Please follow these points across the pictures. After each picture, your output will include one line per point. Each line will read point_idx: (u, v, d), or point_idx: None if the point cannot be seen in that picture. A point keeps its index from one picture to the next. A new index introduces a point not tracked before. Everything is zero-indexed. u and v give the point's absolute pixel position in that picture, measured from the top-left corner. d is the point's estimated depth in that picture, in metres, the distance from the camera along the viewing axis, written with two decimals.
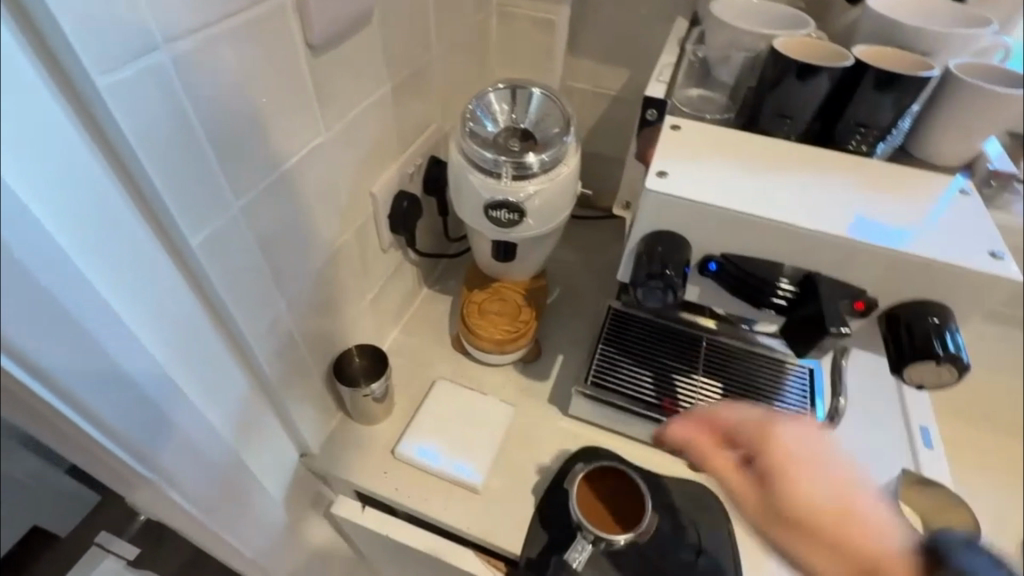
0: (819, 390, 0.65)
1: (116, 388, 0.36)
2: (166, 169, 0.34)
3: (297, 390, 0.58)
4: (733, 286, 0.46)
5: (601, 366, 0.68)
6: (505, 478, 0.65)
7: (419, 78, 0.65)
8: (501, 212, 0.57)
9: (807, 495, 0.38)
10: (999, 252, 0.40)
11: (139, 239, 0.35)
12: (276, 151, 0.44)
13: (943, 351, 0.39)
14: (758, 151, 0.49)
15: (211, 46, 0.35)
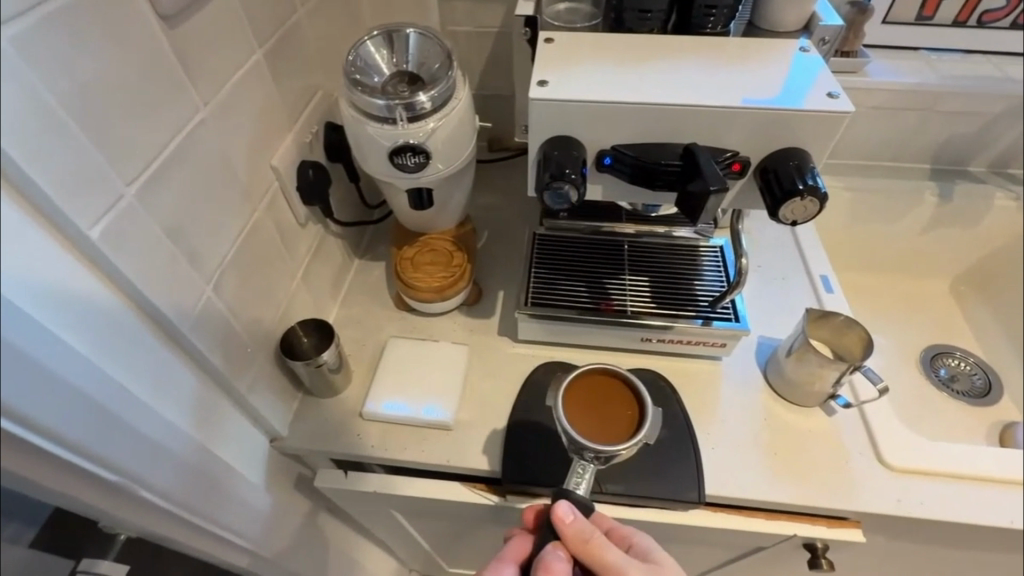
0: (731, 263, 0.72)
1: (53, 393, 0.35)
2: (40, 159, 0.33)
3: (248, 375, 0.59)
4: (628, 175, 0.50)
5: (538, 288, 0.72)
6: (471, 409, 0.69)
7: (292, 42, 0.63)
8: (407, 157, 0.58)
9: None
10: (835, 93, 0.47)
11: (31, 237, 0.34)
12: (156, 131, 0.43)
13: (806, 186, 0.45)
14: (627, 48, 0.53)
15: (53, 25, 0.34)
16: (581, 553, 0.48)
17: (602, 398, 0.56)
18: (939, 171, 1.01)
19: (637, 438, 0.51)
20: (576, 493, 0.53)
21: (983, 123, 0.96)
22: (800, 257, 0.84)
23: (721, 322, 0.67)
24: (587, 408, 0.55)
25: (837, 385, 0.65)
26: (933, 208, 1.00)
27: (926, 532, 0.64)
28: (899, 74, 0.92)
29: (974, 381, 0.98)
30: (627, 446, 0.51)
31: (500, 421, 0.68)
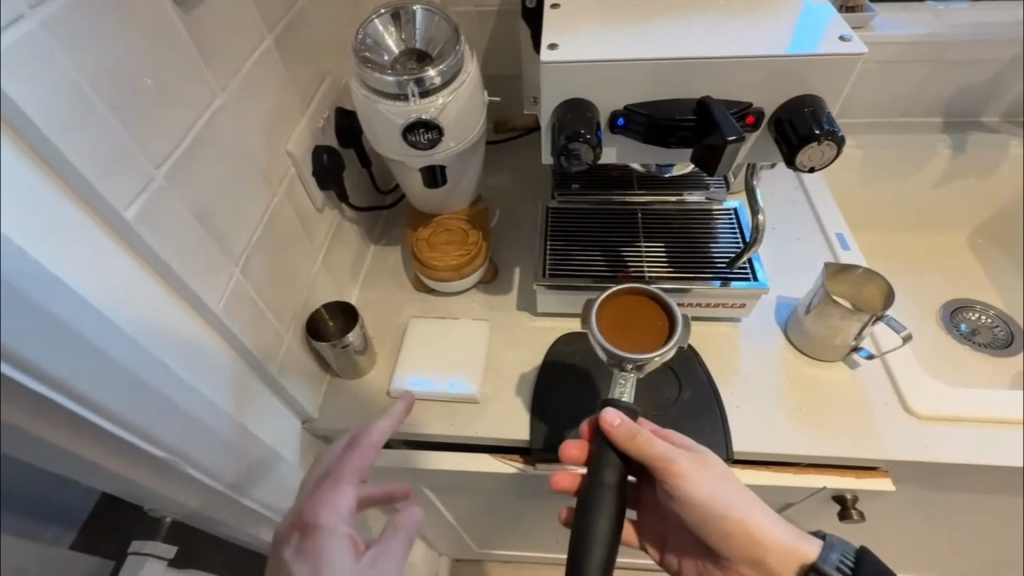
0: (746, 225, 0.72)
1: (101, 369, 0.36)
2: (75, 141, 0.34)
3: (278, 356, 0.60)
4: (642, 134, 0.50)
5: (554, 259, 0.72)
6: (495, 381, 0.70)
7: (299, 28, 0.64)
8: (419, 133, 0.59)
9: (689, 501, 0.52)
10: (847, 36, 0.46)
11: (72, 219, 0.35)
12: (177, 115, 0.44)
13: (822, 131, 0.45)
14: (635, 8, 0.53)
15: (78, 9, 0.35)
16: (631, 448, 0.50)
17: (636, 308, 0.57)
18: (951, 123, 1.00)
19: (670, 343, 0.53)
20: (622, 400, 0.54)
21: (994, 70, 0.94)
22: (814, 217, 0.84)
23: (739, 283, 0.68)
24: (620, 319, 0.56)
25: (859, 337, 0.65)
26: (946, 161, 0.99)
27: (955, 478, 0.65)
28: (905, 27, 0.91)
29: (995, 333, 0.97)
30: (663, 350, 0.52)
31: (525, 392, 0.69)
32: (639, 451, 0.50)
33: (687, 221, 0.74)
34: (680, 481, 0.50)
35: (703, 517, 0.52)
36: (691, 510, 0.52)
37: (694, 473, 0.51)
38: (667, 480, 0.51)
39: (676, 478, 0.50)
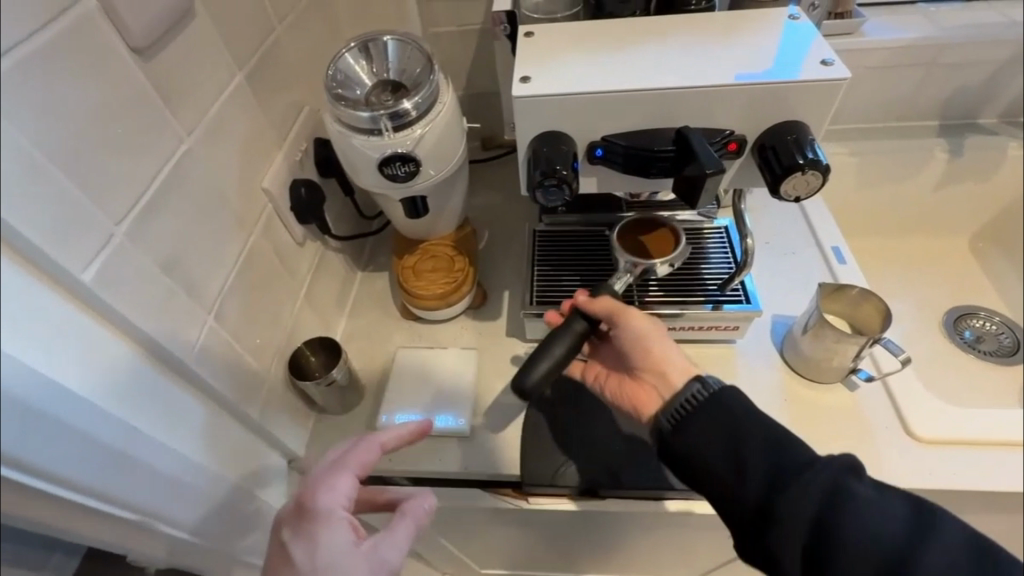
0: (738, 244, 0.71)
1: (60, 440, 0.35)
2: (22, 208, 0.33)
3: (259, 399, 0.59)
4: (621, 166, 0.48)
5: (542, 286, 0.71)
6: (485, 413, 0.69)
7: (272, 61, 0.63)
8: (396, 167, 0.57)
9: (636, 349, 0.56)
10: (829, 60, 0.45)
11: (23, 288, 0.34)
12: (139, 167, 0.43)
13: (806, 160, 0.43)
14: (610, 34, 0.51)
15: (25, 73, 0.34)
16: (597, 303, 0.57)
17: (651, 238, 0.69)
18: (947, 126, 0.98)
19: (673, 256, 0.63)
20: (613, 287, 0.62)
21: (991, 72, 0.92)
22: (809, 230, 0.82)
23: (731, 305, 0.66)
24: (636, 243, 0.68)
25: (857, 359, 0.63)
26: (944, 165, 0.96)
27: (962, 501, 0.63)
28: (898, 31, 0.89)
29: (1001, 340, 0.95)
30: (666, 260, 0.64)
31: (515, 423, 0.67)
32: (602, 304, 0.57)
33: (677, 241, 0.72)
34: (638, 333, 0.56)
35: (663, 376, 0.54)
36: (650, 368, 0.55)
37: (648, 326, 0.56)
38: (626, 331, 0.56)
39: (625, 321, 0.56)
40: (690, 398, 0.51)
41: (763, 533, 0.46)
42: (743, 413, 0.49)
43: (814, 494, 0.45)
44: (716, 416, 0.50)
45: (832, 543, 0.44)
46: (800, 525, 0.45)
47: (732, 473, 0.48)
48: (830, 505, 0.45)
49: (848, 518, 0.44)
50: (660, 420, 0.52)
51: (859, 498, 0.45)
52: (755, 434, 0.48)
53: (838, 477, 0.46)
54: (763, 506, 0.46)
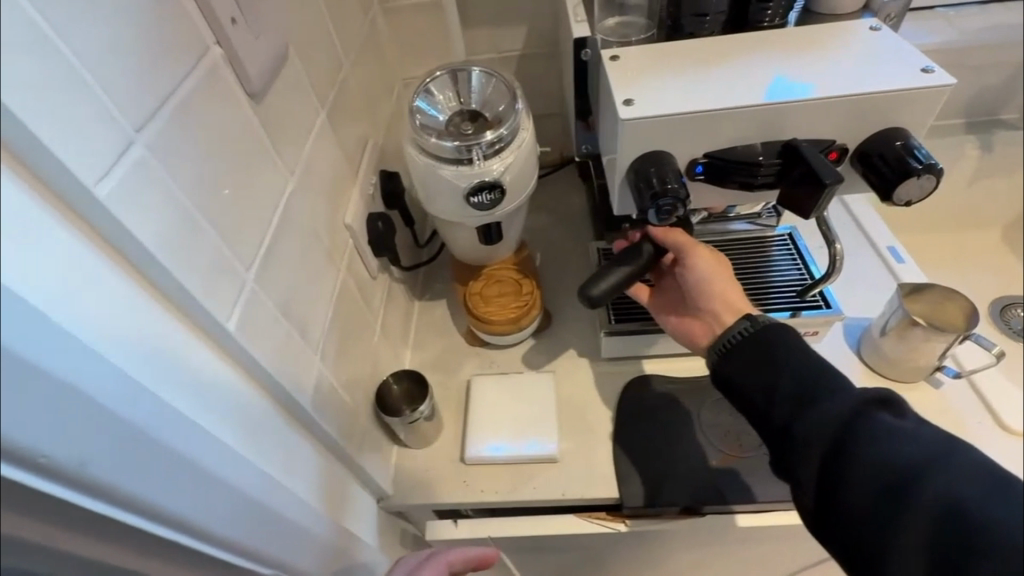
0: (806, 250, 0.71)
1: (218, 496, 0.34)
2: (183, 260, 0.32)
3: (355, 438, 0.57)
4: (725, 180, 0.49)
5: (616, 304, 0.70)
6: (570, 435, 0.68)
7: (344, 97, 0.63)
8: (483, 196, 0.57)
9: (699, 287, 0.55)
10: (929, 67, 0.46)
11: (180, 343, 0.33)
12: (260, 211, 0.42)
13: (920, 165, 0.44)
14: (697, 55, 0.52)
15: (174, 122, 0.33)
16: (668, 237, 0.55)
17: None
18: (974, 124, 1.01)
19: None
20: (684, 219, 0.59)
21: (1012, 70, 0.95)
22: (862, 231, 0.83)
23: (812, 312, 0.66)
24: None
25: (942, 357, 0.64)
26: (975, 162, 0.99)
27: None
28: (924, 36, 0.92)
29: None
30: None
31: (604, 444, 0.67)
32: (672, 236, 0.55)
33: (745, 249, 0.72)
34: (702, 271, 0.55)
35: (723, 316, 0.54)
36: (712, 308, 0.54)
37: (714, 265, 0.55)
38: (693, 268, 0.55)
39: (693, 260, 0.55)
40: (738, 335, 0.50)
41: (785, 455, 0.46)
42: (782, 347, 0.48)
43: (833, 417, 0.44)
44: (756, 351, 0.49)
45: (844, 462, 0.42)
46: (818, 446, 0.44)
47: (764, 402, 0.47)
48: (849, 430, 0.43)
49: (869, 444, 0.42)
50: (712, 357, 0.52)
51: (885, 425, 0.43)
52: (790, 364, 0.47)
53: (860, 405, 0.44)
54: (785, 428, 0.46)
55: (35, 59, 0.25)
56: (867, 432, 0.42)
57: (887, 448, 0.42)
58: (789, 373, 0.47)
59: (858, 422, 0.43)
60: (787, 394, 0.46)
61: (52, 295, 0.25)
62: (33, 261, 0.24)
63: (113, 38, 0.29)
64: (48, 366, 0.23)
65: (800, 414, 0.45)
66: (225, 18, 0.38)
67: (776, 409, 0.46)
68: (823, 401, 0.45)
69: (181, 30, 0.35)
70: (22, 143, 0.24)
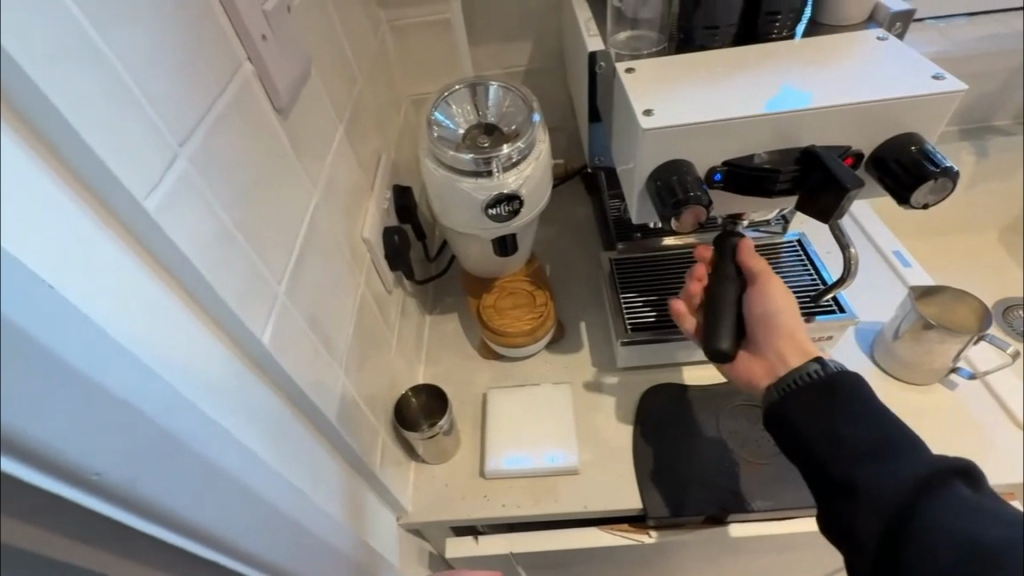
0: (816, 255, 0.72)
1: (252, 512, 0.33)
2: (221, 272, 0.32)
3: (376, 454, 0.57)
4: (743, 187, 0.50)
5: (631, 314, 0.70)
6: (589, 446, 0.67)
7: (358, 113, 0.64)
8: (501, 208, 0.57)
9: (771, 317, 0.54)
10: (939, 74, 0.47)
11: (217, 356, 0.32)
12: (287, 224, 0.42)
13: (938, 168, 0.45)
14: (711, 66, 0.53)
15: (212, 136, 0.34)
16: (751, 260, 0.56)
17: None
18: (968, 131, 1.03)
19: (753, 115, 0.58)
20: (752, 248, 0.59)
21: (1002, 78, 0.98)
22: (868, 236, 0.84)
23: (826, 316, 0.67)
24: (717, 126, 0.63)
25: (956, 358, 0.65)
26: (971, 167, 1.01)
27: None
28: (917, 46, 0.94)
29: None
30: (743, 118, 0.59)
31: (624, 454, 0.66)
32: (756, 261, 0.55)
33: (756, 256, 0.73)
34: (777, 299, 0.53)
35: (789, 350, 0.51)
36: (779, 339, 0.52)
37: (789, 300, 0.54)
38: (767, 295, 0.54)
39: (769, 289, 0.54)
40: (804, 376, 0.48)
41: (841, 505, 0.43)
42: (851, 395, 0.45)
43: (905, 477, 0.41)
44: (822, 396, 0.46)
45: (910, 524, 0.40)
46: (882, 503, 0.41)
47: (825, 450, 0.44)
48: (920, 493, 0.40)
49: (942, 517, 0.39)
50: (767, 394, 0.50)
51: (963, 499, 0.39)
52: (861, 415, 0.44)
53: (935, 472, 0.40)
54: (845, 479, 0.43)
55: (89, 71, 0.25)
56: (939, 497, 0.39)
57: (965, 521, 0.38)
58: (857, 422, 0.44)
59: (931, 487, 0.40)
60: (849, 445, 0.44)
61: (102, 304, 0.25)
62: (85, 270, 0.24)
63: (158, 53, 0.30)
64: (99, 377, 0.23)
65: (867, 466, 0.42)
66: (256, 34, 0.39)
67: (837, 458, 0.44)
68: (896, 459, 0.42)
69: (217, 46, 0.35)
70: (78, 157, 0.24)
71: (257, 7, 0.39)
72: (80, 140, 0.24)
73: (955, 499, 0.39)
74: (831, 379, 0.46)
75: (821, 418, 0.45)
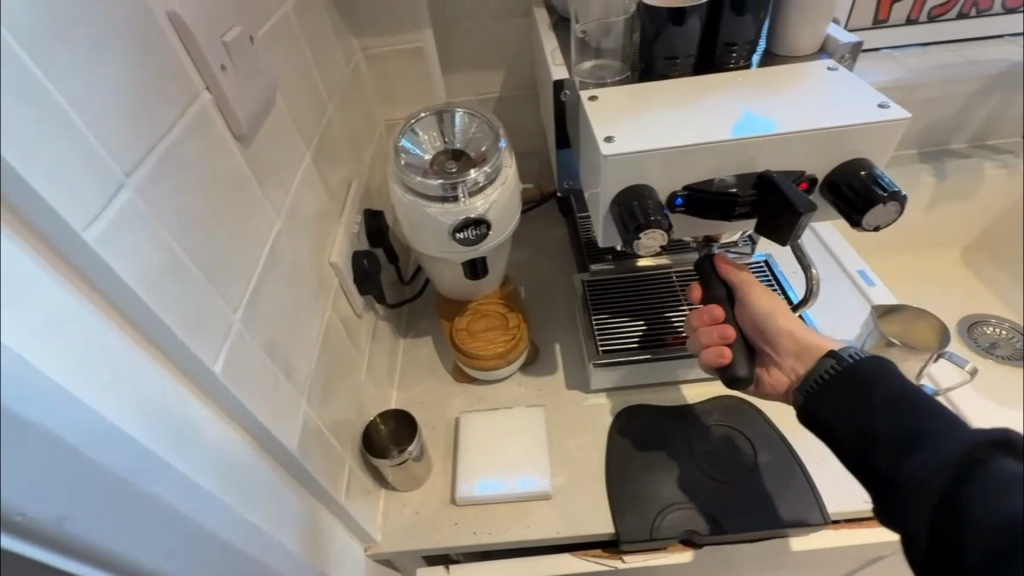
0: (782, 276, 0.73)
1: (196, 550, 0.32)
2: (168, 302, 0.32)
3: (342, 482, 0.55)
4: (703, 211, 0.51)
5: (603, 336, 0.71)
6: (563, 470, 0.67)
7: (327, 139, 0.64)
8: (468, 232, 0.58)
9: (768, 323, 0.56)
10: (884, 103, 0.49)
11: (165, 389, 0.31)
12: (246, 251, 0.42)
13: (885, 192, 0.47)
14: (671, 95, 0.55)
15: (164, 166, 0.33)
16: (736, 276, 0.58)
17: None
18: (927, 153, 1.07)
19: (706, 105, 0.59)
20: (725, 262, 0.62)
21: (957, 103, 1.02)
22: (833, 256, 0.86)
23: None
24: None
25: (919, 375, 0.66)
26: (932, 188, 1.05)
27: None
28: (874, 74, 0.99)
29: (1014, 345, 1.03)
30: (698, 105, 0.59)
31: (597, 477, 0.66)
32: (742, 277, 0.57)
33: None
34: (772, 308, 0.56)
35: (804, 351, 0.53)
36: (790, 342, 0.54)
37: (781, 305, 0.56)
38: (763, 304, 0.56)
39: (761, 298, 0.56)
40: (822, 374, 0.48)
41: (888, 500, 0.42)
42: (877, 384, 0.44)
43: (943, 462, 0.39)
44: (847, 390, 0.46)
45: (953, 513, 0.38)
46: (920, 493, 0.39)
47: (860, 444, 0.44)
48: (961, 477, 0.38)
49: (987, 494, 0.36)
50: (797, 396, 0.49)
51: (1010, 474, 0.36)
52: (887, 403, 0.43)
53: (974, 448, 0.38)
54: (883, 472, 0.42)
55: (26, 104, 0.25)
56: (982, 477, 0.37)
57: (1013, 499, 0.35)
58: (888, 411, 0.43)
59: (974, 466, 0.38)
60: (884, 435, 0.42)
61: (37, 339, 0.24)
62: (18, 305, 0.23)
63: (105, 87, 0.30)
64: (22, 415, 0.23)
65: (902, 456, 0.41)
66: (215, 64, 0.39)
67: (874, 452, 0.43)
68: (932, 443, 0.40)
69: (172, 78, 0.35)
70: (9, 189, 0.23)
71: (217, 38, 0.40)
72: (12, 174, 0.23)
73: (1000, 473, 0.37)
74: (849, 373, 0.46)
75: (851, 414, 0.45)
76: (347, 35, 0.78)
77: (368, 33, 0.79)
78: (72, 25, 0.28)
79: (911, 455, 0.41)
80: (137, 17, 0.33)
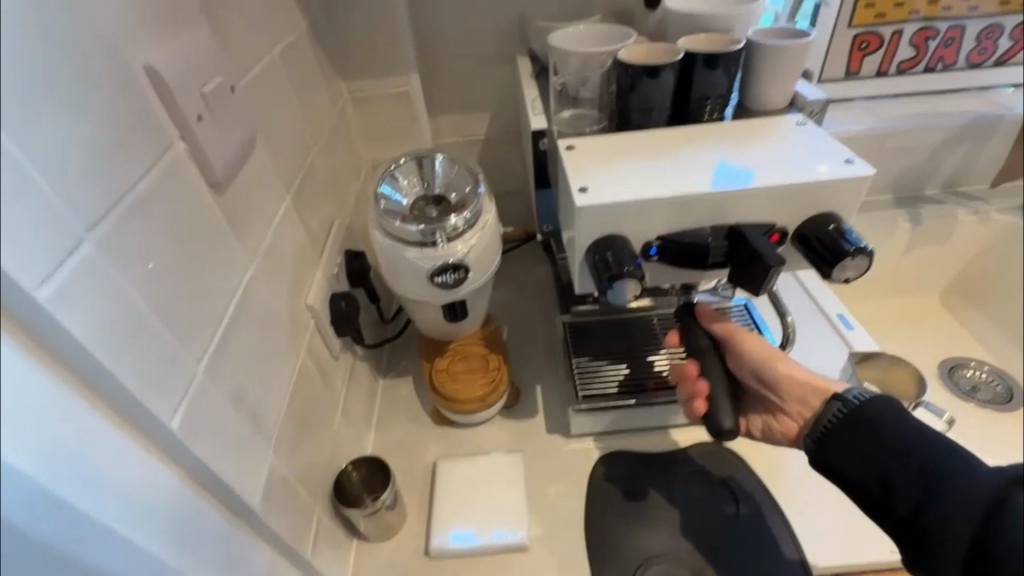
0: (761, 320, 0.73)
1: None
2: (125, 358, 0.31)
3: (310, 535, 0.53)
4: (677, 261, 0.52)
5: (584, 379, 0.70)
6: (541, 519, 0.65)
7: (310, 181, 0.65)
8: (446, 275, 0.58)
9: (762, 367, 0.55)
10: (851, 158, 0.51)
11: (124, 448, 0.30)
12: (214, 299, 0.41)
13: (853, 247, 0.47)
14: (647, 146, 0.56)
15: (129, 217, 0.33)
16: (718, 324, 0.58)
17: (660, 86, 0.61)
18: (902, 198, 1.09)
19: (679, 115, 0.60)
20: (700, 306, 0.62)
21: (931, 148, 1.04)
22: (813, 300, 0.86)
23: None
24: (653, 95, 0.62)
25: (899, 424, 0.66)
26: (908, 232, 1.07)
27: None
28: (847, 122, 1.02)
29: (994, 388, 1.03)
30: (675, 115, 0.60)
31: (576, 528, 0.64)
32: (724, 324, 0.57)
33: None
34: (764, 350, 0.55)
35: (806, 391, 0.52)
36: (790, 383, 0.53)
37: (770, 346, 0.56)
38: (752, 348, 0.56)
39: (749, 342, 0.56)
40: (830, 419, 0.48)
41: (925, 547, 0.42)
42: (887, 424, 0.45)
43: (970, 505, 0.39)
44: (860, 435, 0.46)
45: (993, 558, 0.38)
46: (956, 540, 0.40)
47: (883, 491, 0.44)
48: (993, 519, 0.38)
49: (1021, 526, 0.37)
50: (809, 443, 0.49)
51: None
52: (900, 446, 0.44)
53: (998, 488, 0.39)
54: (915, 519, 0.42)
55: None
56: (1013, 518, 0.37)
57: None
58: (904, 455, 0.43)
59: (1003, 505, 0.38)
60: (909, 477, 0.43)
61: None
62: None
63: (71, 140, 0.30)
64: None
65: (928, 501, 0.41)
66: (191, 116, 0.40)
67: (899, 497, 0.43)
68: (956, 485, 0.40)
69: (145, 130, 0.36)
70: None
71: (195, 90, 0.40)
72: None
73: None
74: (855, 417, 0.46)
75: (868, 460, 0.45)
76: (335, 79, 0.80)
77: (356, 77, 0.81)
78: (43, 85, 0.28)
79: (938, 500, 0.41)
80: (111, 72, 0.33)
